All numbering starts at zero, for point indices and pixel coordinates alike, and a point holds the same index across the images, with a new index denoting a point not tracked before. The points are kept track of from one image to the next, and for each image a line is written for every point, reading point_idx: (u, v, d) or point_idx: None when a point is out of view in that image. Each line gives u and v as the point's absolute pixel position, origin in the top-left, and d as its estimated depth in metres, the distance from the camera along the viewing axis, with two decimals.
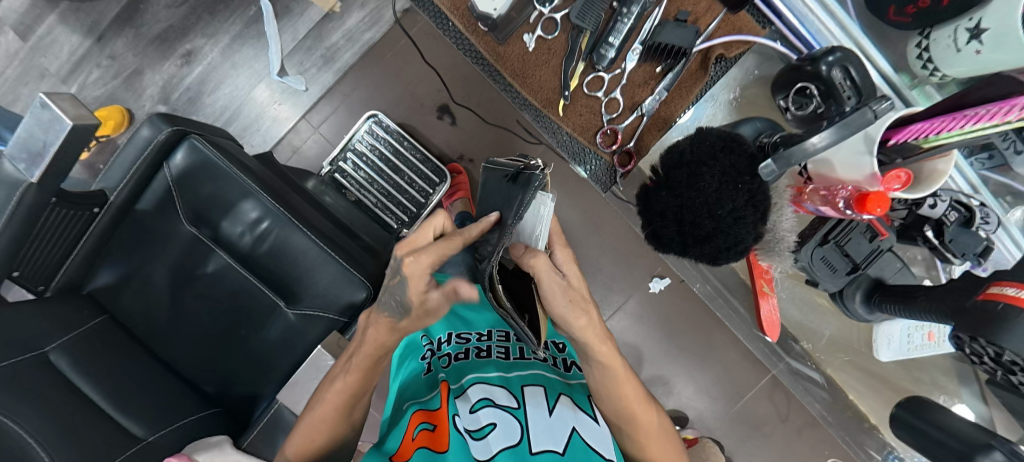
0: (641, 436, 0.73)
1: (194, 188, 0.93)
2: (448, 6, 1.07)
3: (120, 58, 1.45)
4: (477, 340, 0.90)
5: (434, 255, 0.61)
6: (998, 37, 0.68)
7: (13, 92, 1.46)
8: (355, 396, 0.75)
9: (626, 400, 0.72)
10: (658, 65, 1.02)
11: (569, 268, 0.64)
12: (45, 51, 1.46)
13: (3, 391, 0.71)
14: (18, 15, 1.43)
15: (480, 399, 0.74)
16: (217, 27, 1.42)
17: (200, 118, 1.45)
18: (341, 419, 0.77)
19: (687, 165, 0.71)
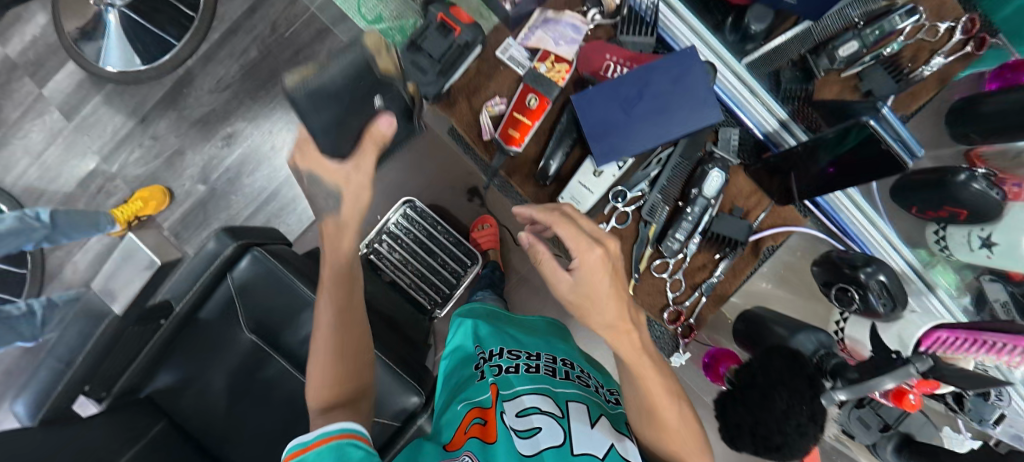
0: (660, 428, 0.67)
1: (257, 299, 0.99)
2: (508, 166, 0.91)
3: (162, 139, 1.50)
4: (526, 359, 0.86)
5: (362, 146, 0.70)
6: (1007, 250, 0.76)
7: (57, 168, 1.51)
8: (360, 339, 0.72)
9: (647, 387, 0.66)
10: (717, 252, 0.92)
11: (587, 274, 0.61)
12: (88, 131, 1.51)
13: None
14: (65, 96, 1.51)
15: (530, 405, 0.71)
16: (258, 111, 1.49)
17: (238, 198, 1.50)
18: (351, 365, 0.71)
19: (759, 386, 0.65)
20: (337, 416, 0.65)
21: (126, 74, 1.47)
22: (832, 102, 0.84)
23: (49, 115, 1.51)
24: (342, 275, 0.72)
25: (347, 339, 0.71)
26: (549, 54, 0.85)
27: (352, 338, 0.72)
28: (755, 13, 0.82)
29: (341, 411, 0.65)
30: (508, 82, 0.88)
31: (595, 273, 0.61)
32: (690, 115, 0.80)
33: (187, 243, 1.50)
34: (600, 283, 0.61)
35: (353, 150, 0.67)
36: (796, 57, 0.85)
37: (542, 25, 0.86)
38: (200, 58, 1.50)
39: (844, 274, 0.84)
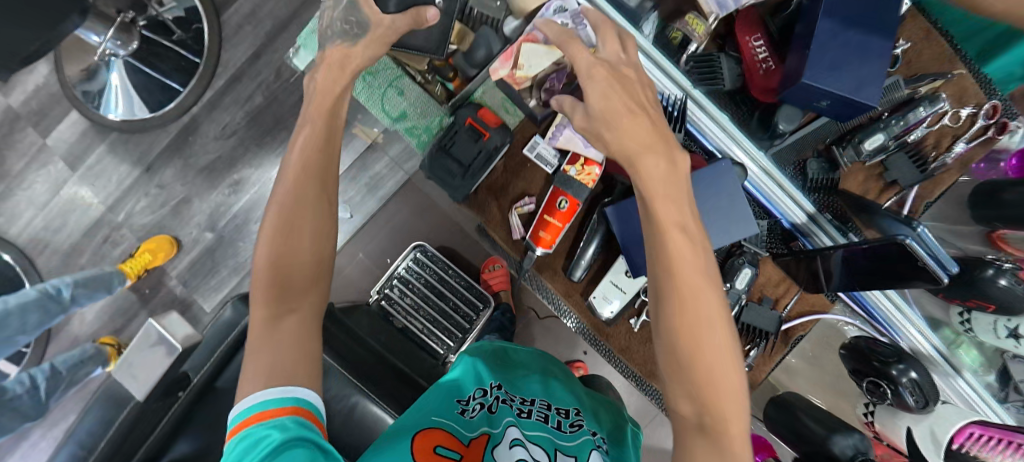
0: (688, 332, 0.45)
1: None
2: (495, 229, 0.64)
3: (168, 188, 1.49)
4: (521, 402, 0.73)
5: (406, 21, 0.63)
6: None
7: (62, 218, 1.50)
8: (315, 210, 0.58)
9: (680, 256, 0.46)
10: (748, 346, 0.69)
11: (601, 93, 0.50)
12: (93, 180, 1.50)
13: None
14: (68, 146, 1.49)
15: (513, 439, 0.62)
16: (264, 157, 1.48)
17: (247, 244, 1.50)
18: (301, 275, 0.56)
19: None
20: (284, 330, 0.54)
21: (131, 123, 1.47)
22: (859, 196, 0.62)
23: (53, 165, 1.50)
24: (319, 143, 0.60)
25: (301, 232, 0.56)
26: (580, 158, 0.59)
27: (311, 231, 0.57)
28: (785, 107, 0.56)
29: (290, 321, 0.55)
30: (539, 180, 0.62)
31: (610, 93, 0.49)
32: (728, 224, 0.59)
33: (196, 290, 1.49)
34: (615, 100, 0.49)
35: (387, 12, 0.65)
36: (819, 145, 0.63)
37: (571, 120, 0.59)
38: (205, 105, 1.49)
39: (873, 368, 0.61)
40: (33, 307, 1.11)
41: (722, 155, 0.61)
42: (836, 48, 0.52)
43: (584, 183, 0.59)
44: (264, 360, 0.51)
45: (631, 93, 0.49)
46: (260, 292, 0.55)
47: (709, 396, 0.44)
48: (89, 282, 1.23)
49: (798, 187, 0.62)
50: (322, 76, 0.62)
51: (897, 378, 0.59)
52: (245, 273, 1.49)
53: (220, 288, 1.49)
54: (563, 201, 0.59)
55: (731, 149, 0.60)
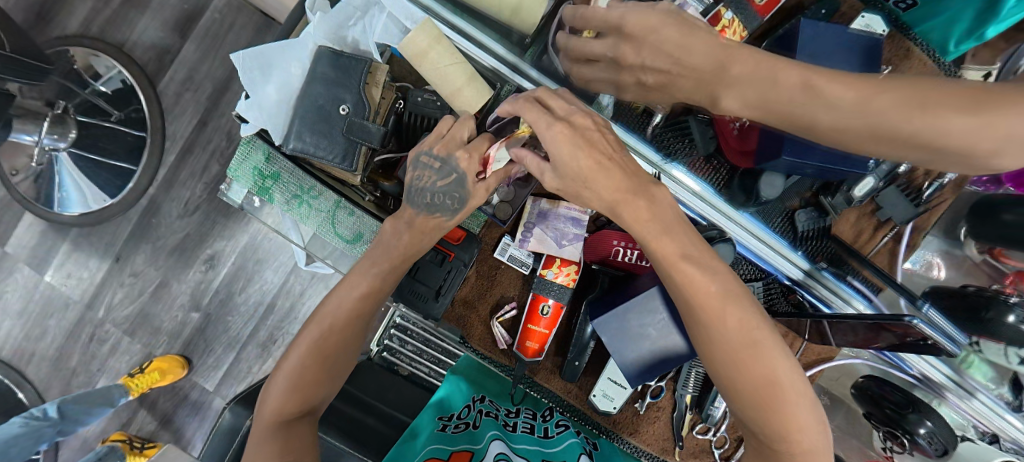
0: (735, 361, 0.45)
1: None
2: (473, 337, 0.61)
3: (142, 274, 1.44)
4: (507, 415, 0.66)
5: (320, 133, 0.53)
6: None
7: (40, 325, 1.44)
8: (337, 323, 0.56)
9: (699, 297, 0.45)
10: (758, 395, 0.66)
11: (568, 151, 0.45)
12: (64, 281, 1.43)
13: None
14: (30, 250, 1.43)
15: (497, 453, 0.54)
16: (234, 228, 1.43)
17: (235, 317, 1.45)
18: (325, 378, 0.57)
19: None
20: (297, 436, 0.53)
21: (88, 216, 1.40)
22: (848, 244, 0.60)
23: (20, 272, 1.43)
24: (364, 262, 0.56)
25: (339, 351, 0.57)
26: (557, 261, 0.57)
27: (342, 338, 0.57)
28: (767, 173, 0.52)
29: (303, 426, 0.54)
30: (516, 283, 0.61)
31: (576, 153, 0.45)
32: None
33: (193, 371, 1.46)
34: (568, 155, 0.45)
35: (293, 127, 0.54)
36: (805, 193, 0.60)
37: (539, 219, 0.58)
38: (161, 184, 1.42)
39: (887, 417, 0.60)
40: (23, 434, 1.18)
41: (708, 223, 0.58)
42: (801, 144, 0.48)
43: (566, 285, 0.57)
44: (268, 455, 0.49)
45: (591, 147, 0.45)
46: (277, 390, 0.54)
47: (779, 416, 0.44)
48: (76, 398, 1.26)
49: (788, 241, 0.59)
50: (295, 179, 0.59)
51: (916, 428, 0.58)
52: (241, 347, 1.46)
53: (219, 365, 1.47)
54: (545, 307, 0.57)
55: (717, 218, 0.58)
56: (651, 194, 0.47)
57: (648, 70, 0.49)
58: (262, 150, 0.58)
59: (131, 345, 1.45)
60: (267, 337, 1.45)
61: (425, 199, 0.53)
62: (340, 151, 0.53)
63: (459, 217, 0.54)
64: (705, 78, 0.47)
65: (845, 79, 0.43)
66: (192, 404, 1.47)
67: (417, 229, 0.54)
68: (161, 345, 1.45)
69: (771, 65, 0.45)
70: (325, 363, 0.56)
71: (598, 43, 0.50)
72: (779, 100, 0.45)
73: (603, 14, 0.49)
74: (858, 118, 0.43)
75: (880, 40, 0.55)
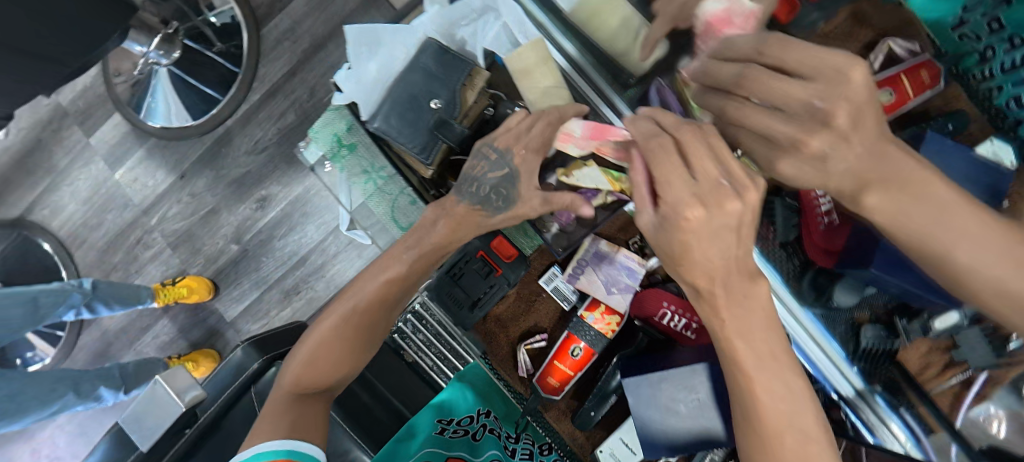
0: None
1: None
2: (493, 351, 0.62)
3: (199, 197, 1.52)
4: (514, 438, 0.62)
5: (406, 118, 0.54)
6: None
7: (99, 217, 1.56)
8: (362, 313, 0.59)
9: (766, 408, 0.42)
10: None
11: (693, 226, 0.42)
12: (131, 184, 1.54)
13: None
14: (110, 147, 1.54)
15: None
16: (292, 176, 1.49)
17: (269, 260, 1.51)
18: (341, 360, 0.60)
19: None
20: (308, 413, 0.56)
21: (168, 130, 1.50)
22: (911, 374, 0.57)
23: (95, 164, 1.55)
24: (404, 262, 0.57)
25: (359, 338, 0.60)
26: (601, 304, 0.57)
27: (363, 324, 0.60)
28: (846, 281, 0.51)
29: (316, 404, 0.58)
30: (552, 315, 0.61)
31: (699, 237, 0.42)
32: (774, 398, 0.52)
33: (217, 299, 1.53)
34: (693, 237, 0.42)
35: (381, 108, 0.55)
36: (879, 309, 0.56)
37: (594, 260, 0.59)
38: (240, 119, 1.50)
39: None
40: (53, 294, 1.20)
41: None
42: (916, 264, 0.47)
43: (602, 333, 0.56)
44: (281, 425, 0.53)
45: (719, 237, 0.42)
46: (297, 365, 0.58)
47: None
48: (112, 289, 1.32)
49: (846, 355, 0.54)
50: (367, 155, 0.60)
51: None
52: (266, 288, 1.51)
53: (242, 299, 1.52)
54: (575, 350, 0.55)
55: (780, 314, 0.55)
56: (744, 296, 0.43)
57: (831, 139, 0.43)
58: (346, 120, 0.60)
59: (170, 258, 1.53)
60: (291, 286, 1.50)
61: (472, 189, 0.56)
62: (419, 141, 0.54)
63: (500, 217, 0.56)
64: (856, 170, 0.44)
65: (992, 218, 0.42)
66: (206, 329, 1.53)
67: (454, 221, 0.56)
68: (195, 266, 1.53)
69: (926, 180, 0.43)
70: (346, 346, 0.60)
71: (799, 85, 0.42)
72: (918, 212, 0.43)
73: (823, 56, 0.41)
74: (1001, 264, 0.41)
75: (1008, 174, 0.51)
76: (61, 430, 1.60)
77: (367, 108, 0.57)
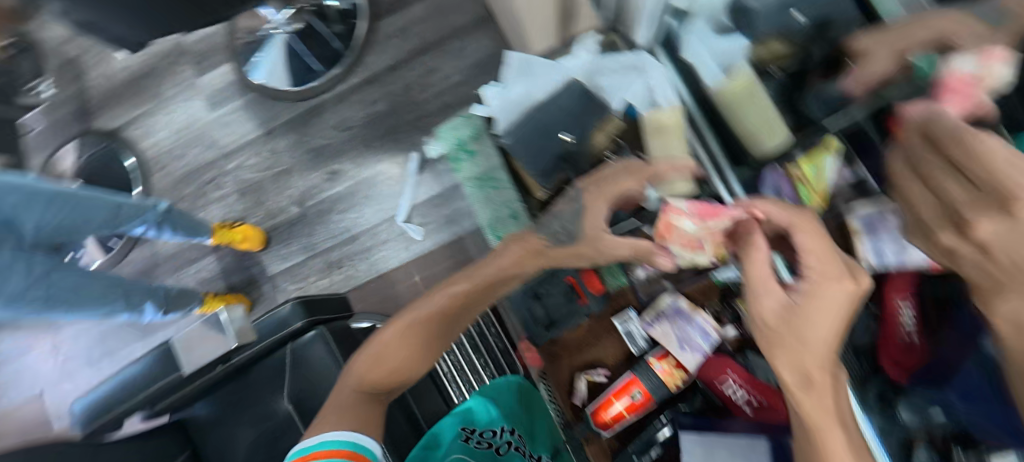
0: None
1: (313, 383, 1.07)
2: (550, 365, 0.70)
3: (278, 155, 1.62)
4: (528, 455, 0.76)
5: (538, 147, 0.69)
6: None
7: (184, 149, 1.67)
8: (426, 331, 0.68)
9: None
10: None
11: (827, 294, 0.48)
12: (221, 128, 1.66)
13: None
14: (213, 91, 1.67)
15: None
16: (366, 159, 1.57)
17: (323, 230, 1.58)
18: (401, 370, 0.68)
19: None
20: (365, 411, 0.64)
21: (269, 90, 1.62)
22: None
23: (196, 102, 1.68)
24: (472, 293, 0.68)
25: (420, 351, 0.68)
26: (670, 355, 0.64)
27: (424, 340, 0.68)
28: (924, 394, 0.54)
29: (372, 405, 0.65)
30: (619, 353, 0.69)
31: (830, 302, 0.48)
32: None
33: (265, 252, 1.60)
34: (833, 307, 0.48)
35: (516, 131, 0.70)
36: (936, 435, 0.58)
37: (674, 315, 0.65)
38: (335, 95, 1.61)
39: None
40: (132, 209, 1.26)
41: None
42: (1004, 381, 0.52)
43: (665, 382, 0.64)
44: (345, 418, 0.61)
45: (838, 315, 0.48)
46: (363, 367, 0.67)
47: None
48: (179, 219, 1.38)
49: None
50: (485, 161, 0.73)
51: None
52: (312, 255, 1.58)
53: (287, 259, 1.59)
54: (636, 393, 0.63)
55: None
56: (833, 378, 0.46)
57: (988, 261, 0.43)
58: (473, 126, 0.73)
59: (235, 203, 1.63)
60: (336, 259, 1.57)
61: (549, 224, 0.67)
62: (542, 168, 0.70)
63: (563, 249, 0.65)
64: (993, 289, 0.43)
65: None
66: (246, 277, 1.60)
67: (524, 249, 0.66)
68: (255, 216, 1.62)
69: None
70: (408, 356, 0.68)
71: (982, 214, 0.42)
72: None
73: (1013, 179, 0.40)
74: None
75: None
76: (86, 334, 1.67)
77: (501, 124, 0.71)
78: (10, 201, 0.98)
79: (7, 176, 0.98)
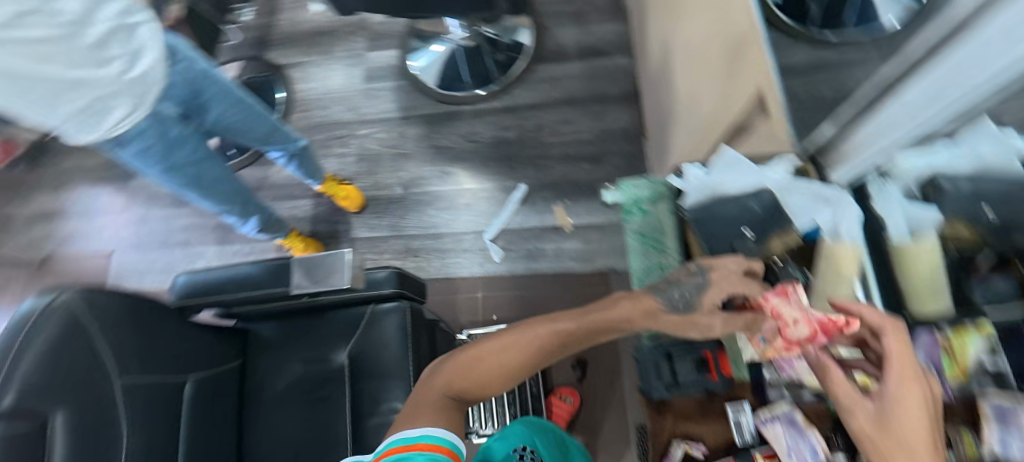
0: None
1: (374, 350, 1.14)
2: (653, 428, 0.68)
3: (404, 139, 1.77)
4: None
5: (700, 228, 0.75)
6: None
7: (330, 103, 1.86)
8: (516, 360, 0.63)
9: None
10: None
11: (911, 402, 0.42)
12: (368, 98, 1.84)
13: (141, 408, 0.89)
14: (376, 66, 1.87)
15: None
16: (479, 172, 1.69)
17: (415, 217, 1.69)
18: (485, 386, 0.65)
19: None
20: (446, 415, 0.65)
21: (422, 83, 1.80)
22: None
23: (358, 70, 1.88)
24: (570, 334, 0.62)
25: (505, 374, 0.64)
26: None
27: (510, 367, 0.63)
28: None
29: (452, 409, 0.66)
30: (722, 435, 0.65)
31: (915, 407, 0.42)
32: None
33: (357, 216, 1.72)
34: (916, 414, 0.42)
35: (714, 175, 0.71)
36: None
37: None
38: (475, 110, 1.76)
39: None
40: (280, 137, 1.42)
41: None
42: None
43: None
44: (434, 416, 0.64)
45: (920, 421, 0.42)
46: (448, 372, 0.67)
47: None
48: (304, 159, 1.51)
49: None
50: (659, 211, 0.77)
51: None
52: (395, 234, 1.69)
53: (372, 229, 1.70)
54: None
55: None
56: None
57: None
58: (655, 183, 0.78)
59: (351, 164, 1.78)
60: (414, 247, 1.66)
61: None
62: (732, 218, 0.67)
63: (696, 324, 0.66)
64: None
65: None
66: (331, 229, 1.72)
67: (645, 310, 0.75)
68: (363, 182, 1.75)
69: None
70: (491, 376, 0.64)
71: None
72: None
73: None
74: None
75: None
76: (176, 221, 1.85)
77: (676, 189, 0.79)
78: (215, 90, 1.16)
79: (223, 76, 1.18)
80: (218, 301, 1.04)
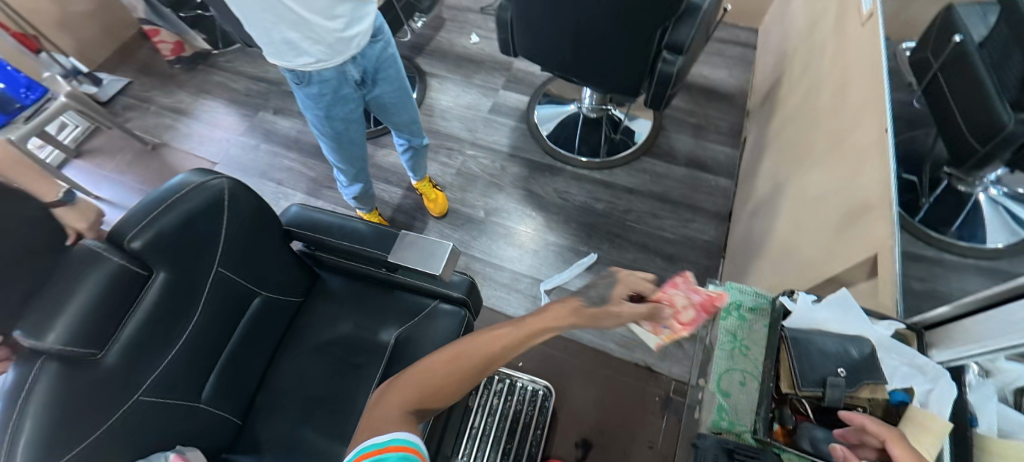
0: None
1: (418, 343, 1.17)
2: None
3: (503, 172, 1.92)
4: None
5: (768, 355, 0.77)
6: None
7: (453, 118, 2.05)
8: (462, 364, 0.62)
9: None
10: None
11: None
12: (486, 127, 2.02)
13: (213, 298, 0.95)
14: (504, 105, 2.07)
15: None
16: (557, 227, 1.79)
17: (485, 241, 1.79)
18: (441, 392, 0.63)
19: None
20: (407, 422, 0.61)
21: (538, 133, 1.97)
22: None
23: (487, 101, 2.09)
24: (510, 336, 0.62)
25: (461, 375, 0.63)
26: None
27: (465, 371, 0.62)
28: None
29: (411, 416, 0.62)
30: None
31: None
32: None
33: (435, 220, 1.84)
34: None
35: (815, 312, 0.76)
36: None
37: None
38: (575, 173, 1.90)
39: None
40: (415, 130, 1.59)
41: None
42: None
43: None
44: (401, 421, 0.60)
45: None
46: (397, 391, 0.63)
47: None
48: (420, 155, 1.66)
49: None
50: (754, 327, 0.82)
51: None
52: (461, 249, 1.77)
53: (443, 236, 1.80)
54: None
55: None
56: None
57: None
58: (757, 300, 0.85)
59: (448, 174, 1.92)
60: (474, 267, 1.74)
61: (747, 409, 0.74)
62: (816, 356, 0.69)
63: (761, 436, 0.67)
64: None
65: None
66: (407, 222, 1.83)
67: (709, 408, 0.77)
68: (452, 193, 1.88)
69: None
70: (448, 383, 0.63)
71: None
72: None
73: None
74: None
75: None
76: (278, 161, 2.03)
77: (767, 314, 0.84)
78: (389, 73, 1.34)
79: (400, 65, 1.36)
80: (320, 238, 1.13)
